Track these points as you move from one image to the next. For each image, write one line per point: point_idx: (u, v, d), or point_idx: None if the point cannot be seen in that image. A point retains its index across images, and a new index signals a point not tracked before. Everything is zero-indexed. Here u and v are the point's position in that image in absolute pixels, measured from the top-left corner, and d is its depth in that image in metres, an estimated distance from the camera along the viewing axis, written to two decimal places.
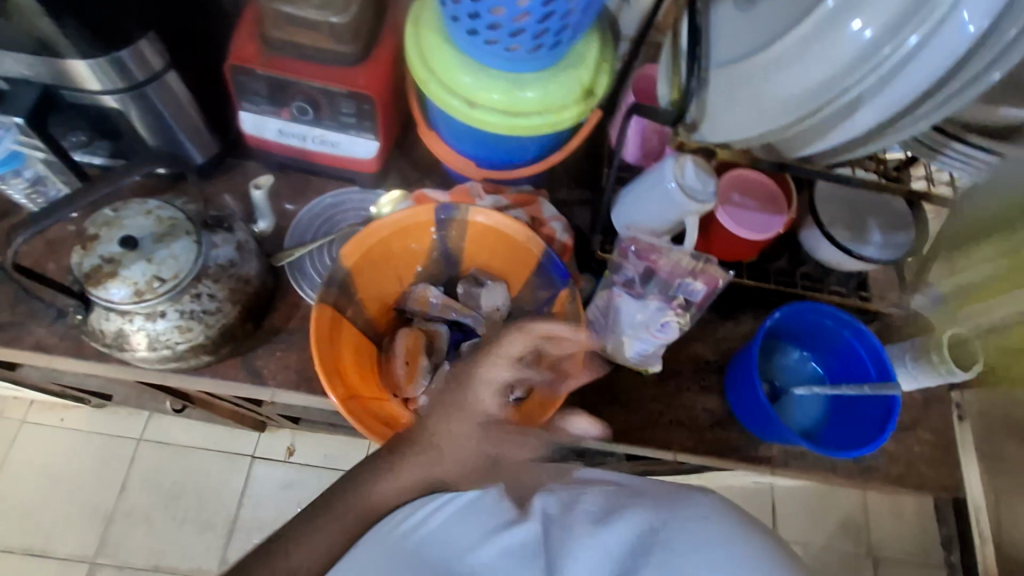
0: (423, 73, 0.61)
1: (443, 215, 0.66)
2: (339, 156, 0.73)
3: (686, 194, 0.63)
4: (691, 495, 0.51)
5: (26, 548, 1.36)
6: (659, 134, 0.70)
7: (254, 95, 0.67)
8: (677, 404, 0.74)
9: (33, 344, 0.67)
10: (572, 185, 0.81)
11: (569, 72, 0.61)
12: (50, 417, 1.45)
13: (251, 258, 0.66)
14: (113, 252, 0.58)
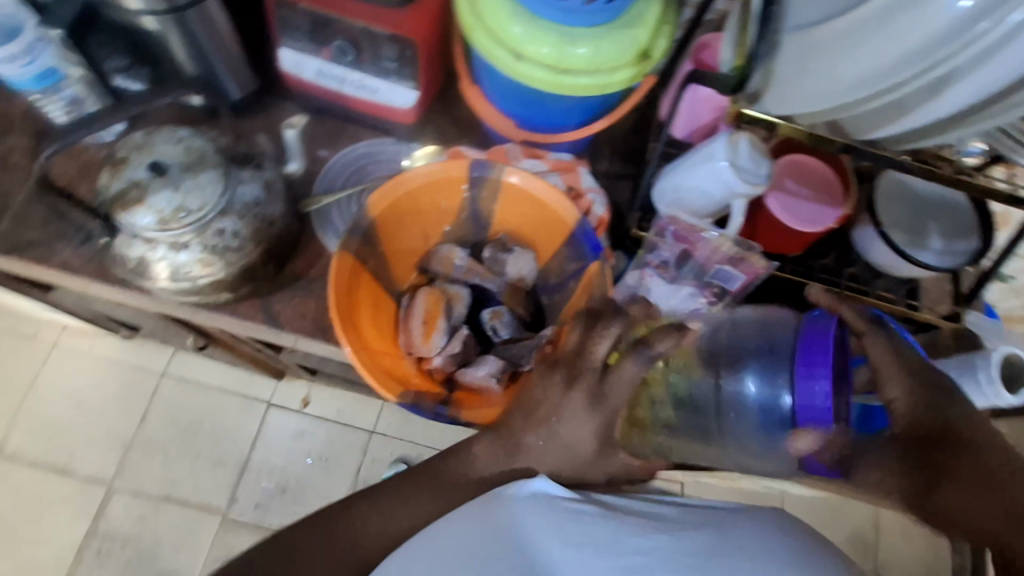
0: (471, 19, 0.58)
1: (477, 173, 0.63)
2: (377, 104, 0.70)
3: (738, 175, 0.59)
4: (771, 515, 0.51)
5: (50, 463, 1.42)
6: (716, 108, 0.65)
7: (296, 31, 0.65)
8: None
9: (60, 264, 0.68)
10: (614, 158, 0.77)
11: (626, 31, 0.57)
12: (80, 342, 1.49)
13: (277, 201, 0.65)
14: (140, 177, 0.57)
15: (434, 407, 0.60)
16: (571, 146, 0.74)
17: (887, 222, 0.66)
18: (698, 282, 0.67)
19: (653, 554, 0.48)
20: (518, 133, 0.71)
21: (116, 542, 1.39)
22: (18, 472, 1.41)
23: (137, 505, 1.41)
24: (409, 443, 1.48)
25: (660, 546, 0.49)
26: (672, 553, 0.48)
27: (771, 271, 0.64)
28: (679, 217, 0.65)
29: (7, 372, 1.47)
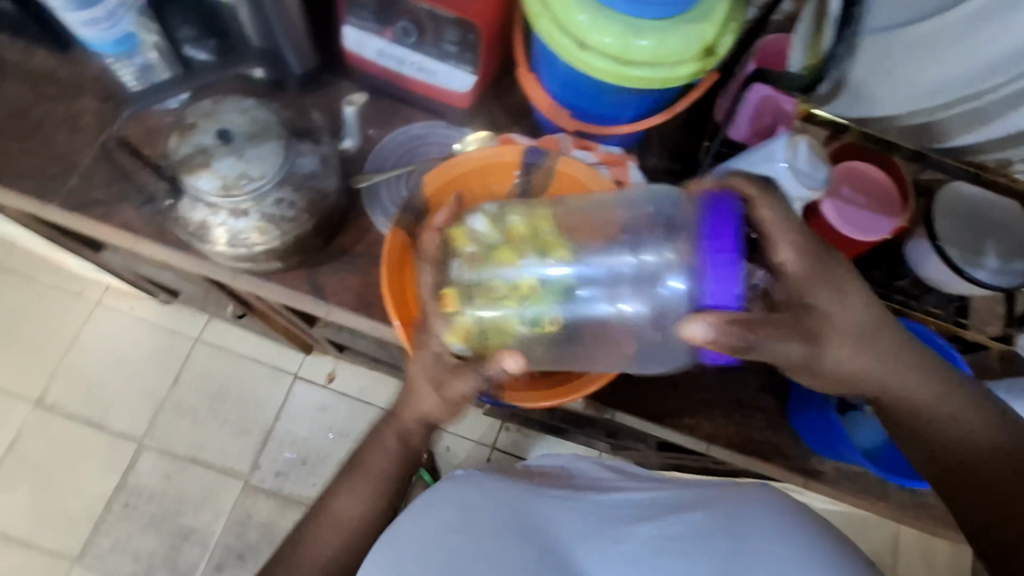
0: (539, 7, 0.59)
1: (530, 160, 0.64)
2: (434, 86, 0.71)
3: (795, 177, 0.58)
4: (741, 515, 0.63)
5: (86, 417, 1.47)
6: (773, 113, 0.66)
7: (363, 10, 0.67)
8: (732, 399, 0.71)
9: (121, 223, 0.70)
10: (662, 156, 0.76)
11: (693, 26, 0.57)
12: (121, 303, 1.55)
13: (331, 175, 0.66)
14: (207, 143, 0.59)
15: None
16: (622, 140, 0.74)
17: (945, 238, 0.64)
18: None
19: (639, 542, 0.64)
20: (570, 122, 0.71)
21: (142, 497, 1.43)
22: (54, 422, 1.47)
23: (164, 462, 1.46)
24: None
25: (648, 531, 0.65)
26: (656, 537, 0.64)
27: None
28: None
29: (52, 326, 1.52)
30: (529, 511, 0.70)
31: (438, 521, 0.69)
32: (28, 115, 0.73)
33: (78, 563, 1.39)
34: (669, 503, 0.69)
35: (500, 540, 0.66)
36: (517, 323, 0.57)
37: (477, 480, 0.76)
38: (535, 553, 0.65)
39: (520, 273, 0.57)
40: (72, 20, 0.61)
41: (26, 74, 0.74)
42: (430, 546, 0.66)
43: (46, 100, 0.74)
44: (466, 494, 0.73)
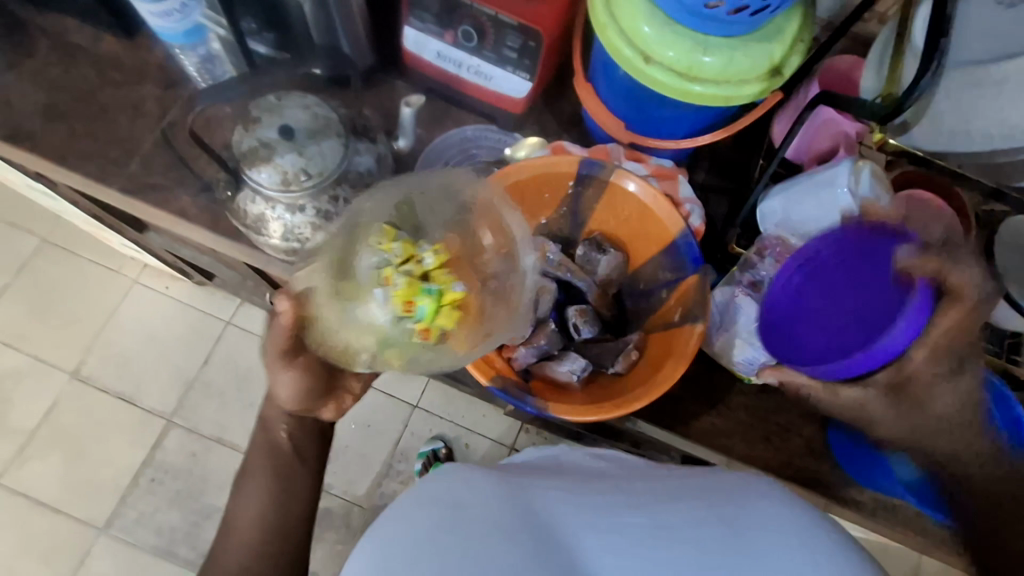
0: (604, 17, 0.59)
1: (585, 171, 0.64)
2: (488, 90, 0.71)
3: (858, 202, 0.59)
4: (752, 497, 0.54)
5: (118, 391, 1.51)
6: (834, 138, 0.65)
7: (425, 12, 0.67)
8: (772, 422, 0.71)
9: (176, 210, 0.71)
10: (712, 171, 0.75)
11: (761, 45, 0.56)
12: (157, 283, 1.58)
13: (385, 174, 0.67)
14: (270, 138, 0.61)
15: (521, 395, 0.62)
16: (674, 154, 0.73)
17: (1004, 273, 0.62)
18: None
19: (629, 530, 0.53)
20: (624, 133, 0.70)
21: (168, 473, 1.47)
22: (88, 394, 1.51)
23: (190, 441, 1.49)
24: (449, 423, 1.50)
25: (641, 518, 0.55)
26: (648, 525, 0.54)
27: None
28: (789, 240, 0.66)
29: (89, 301, 1.56)
30: (519, 501, 0.61)
31: (426, 518, 0.60)
32: (93, 99, 0.75)
33: (103, 533, 1.43)
34: (662, 494, 0.59)
35: (483, 529, 0.56)
36: (371, 335, 0.54)
37: (461, 476, 0.68)
38: (530, 547, 0.53)
39: (383, 288, 0.53)
40: (145, 10, 0.62)
41: (93, 59, 0.76)
42: (406, 549, 0.56)
43: (110, 86, 0.75)
44: (454, 490, 0.64)
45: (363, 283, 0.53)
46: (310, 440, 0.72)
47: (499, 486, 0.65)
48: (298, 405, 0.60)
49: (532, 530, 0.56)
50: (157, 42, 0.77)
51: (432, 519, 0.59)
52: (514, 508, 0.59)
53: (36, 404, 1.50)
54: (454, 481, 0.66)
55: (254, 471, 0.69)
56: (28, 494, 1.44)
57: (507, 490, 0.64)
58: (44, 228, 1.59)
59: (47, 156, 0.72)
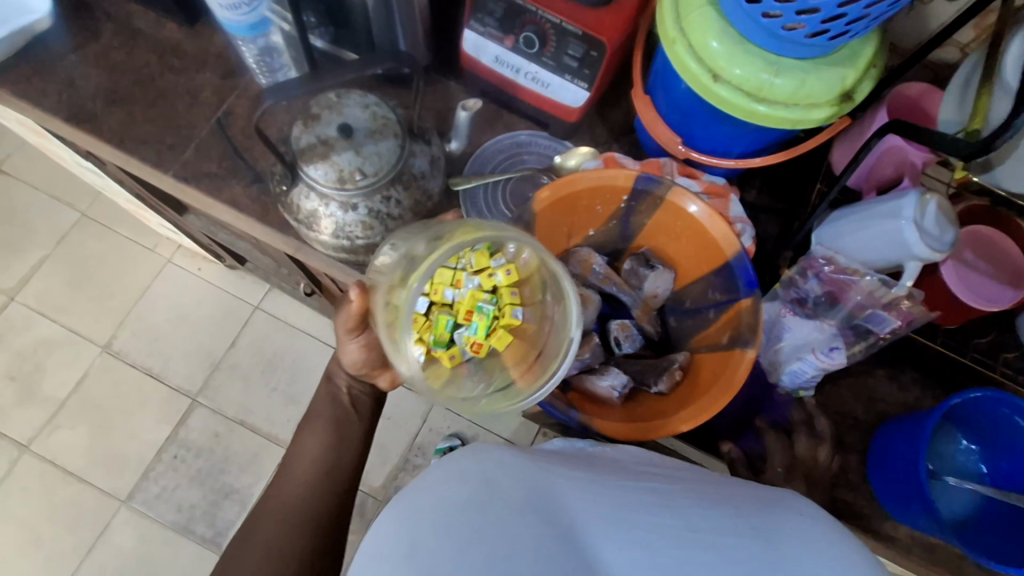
0: (673, 32, 0.58)
1: (641, 186, 0.63)
2: (544, 98, 0.71)
3: (922, 237, 0.56)
4: (789, 516, 0.52)
5: (147, 367, 1.54)
6: (896, 165, 0.64)
7: (487, 16, 0.66)
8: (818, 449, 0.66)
9: (228, 199, 0.72)
10: (763, 190, 0.73)
11: (835, 69, 0.55)
12: (189, 263, 1.60)
13: (437, 176, 0.68)
14: (329, 135, 0.61)
15: (566, 409, 0.61)
16: (726, 171, 0.72)
17: None
18: (846, 324, 0.65)
19: (663, 532, 0.50)
20: (679, 149, 0.68)
21: (191, 451, 1.49)
22: (119, 369, 1.54)
23: (214, 421, 1.51)
24: (467, 421, 1.51)
25: (673, 523, 0.51)
26: (682, 531, 0.50)
27: (928, 317, 0.61)
28: (835, 258, 0.64)
29: (124, 276, 1.59)
30: (540, 483, 0.55)
31: (452, 497, 0.53)
32: (153, 85, 0.76)
33: (125, 505, 1.46)
34: (692, 489, 0.56)
35: (520, 513, 0.51)
36: (430, 334, 0.61)
37: (482, 452, 0.59)
38: (559, 531, 0.49)
39: (452, 292, 0.63)
40: (213, 2, 0.62)
41: (156, 45, 0.77)
42: (434, 537, 0.49)
43: (169, 73, 0.76)
44: (480, 463, 0.57)
45: (436, 287, 0.62)
46: (368, 403, 0.76)
47: (521, 463, 0.59)
48: (362, 367, 0.70)
49: (567, 519, 0.51)
50: (217, 31, 0.78)
51: (460, 493, 0.53)
52: (542, 491, 0.54)
53: (68, 374, 1.53)
54: (466, 454, 0.60)
55: (313, 423, 0.72)
56: (56, 462, 1.48)
57: (530, 469, 0.58)
58: (86, 202, 1.63)
59: (106, 138, 0.74)
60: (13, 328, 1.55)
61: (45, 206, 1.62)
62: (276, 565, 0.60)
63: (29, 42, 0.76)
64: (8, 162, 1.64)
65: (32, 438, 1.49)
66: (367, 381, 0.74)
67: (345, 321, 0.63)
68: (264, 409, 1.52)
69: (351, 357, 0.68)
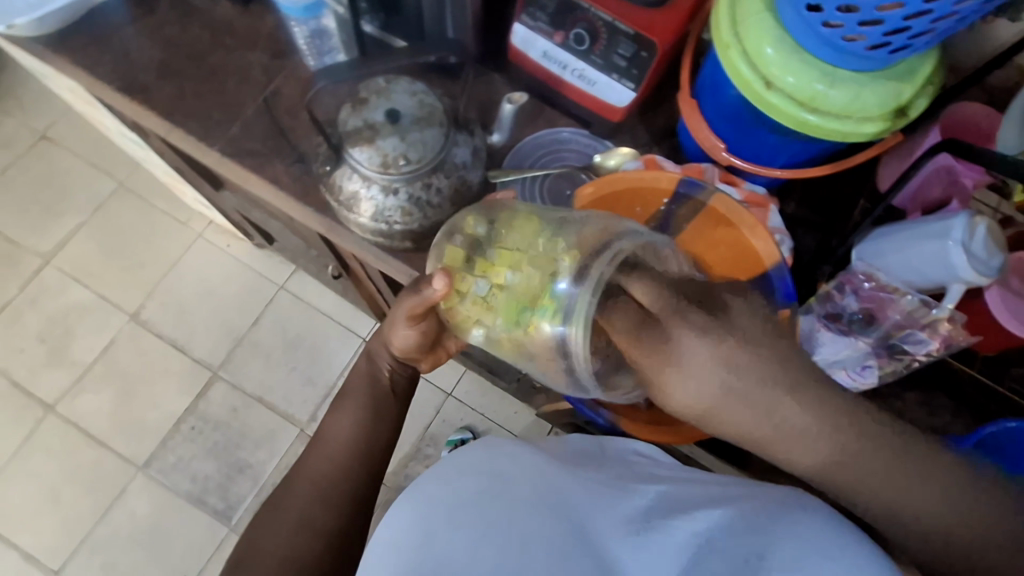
0: (729, 36, 0.57)
1: (684, 189, 0.64)
2: (590, 95, 0.71)
3: (968, 260, 0.55)
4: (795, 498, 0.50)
5: (172, 338, 1.57)
6: (944, 186, 0.63)
7: (539, 10, 0.66)
8: None
9: (270, 177, 0.73)
10: (804, 202, 0.72)
11: (892, 83, 0.54)
12: (219, 239, 1.63)
13: (478, 167, 0.68)
14: (376, 120, 0.62)
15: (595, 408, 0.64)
16: (767, 182, 0.71)
17: None
18: (880, 343, 0.63)
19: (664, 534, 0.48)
20: (723, 155, 0.67)
21: (209, 424, 1.52)
22: (145, 338, 1.57)
23: (233, 396, 1.54)
24: (480, 415, 1.52)
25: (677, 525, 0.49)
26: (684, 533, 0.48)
27: (968, 341, 0.60)
28: (875, 275, 0.62)
29: (155, 248, 1.62)
30: (546, 482, 0.55)
31: (456, 499, 0.54)
32: (204, 61, 0.77)
33: (142, 472, 1.49)
34: (707, 491, 0.54)
35: (519, 514, 0.51)
36: (500, 317, 0.55)
37: (499, 449, 0.61)
38: (561, 526, 0.50)
39: (566, 277, 0.52)
40: None
41: (209, 22, 0.79)
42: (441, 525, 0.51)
43: (221, 49, 0.78)
44: (496, 460, 0.59)
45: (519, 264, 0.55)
46: (405, 384, 0.75)
47: (523, 461, 0.59)
48: (412, 353, 0.68)
49: (569, 519, 0.51)
50: (270, 11, 0.79)
51: (462, 496, 0.54)
52: (544, 489, 0.54)
53: (96, 340, 1.57)
54: (468, 454, 0.60)
55: (349, 402, 0.72)
56: (79, 424, 1.52)
57: (532, 465, 0.58)
58: (124, 173, 1.67)
59: (157, 111, 0.75)
60: (47, 291, 1.59)
61: (85, 174, 1.66)
62: (307, 538, 0.61)
63: (90, 12, 0.78)
64: (53, 130, 1.69)
65: (58, 400, 1.53)
66: (409, 365, 0.73)
67: (409, 310, 0.60)
68: (282, 388, 1.54)
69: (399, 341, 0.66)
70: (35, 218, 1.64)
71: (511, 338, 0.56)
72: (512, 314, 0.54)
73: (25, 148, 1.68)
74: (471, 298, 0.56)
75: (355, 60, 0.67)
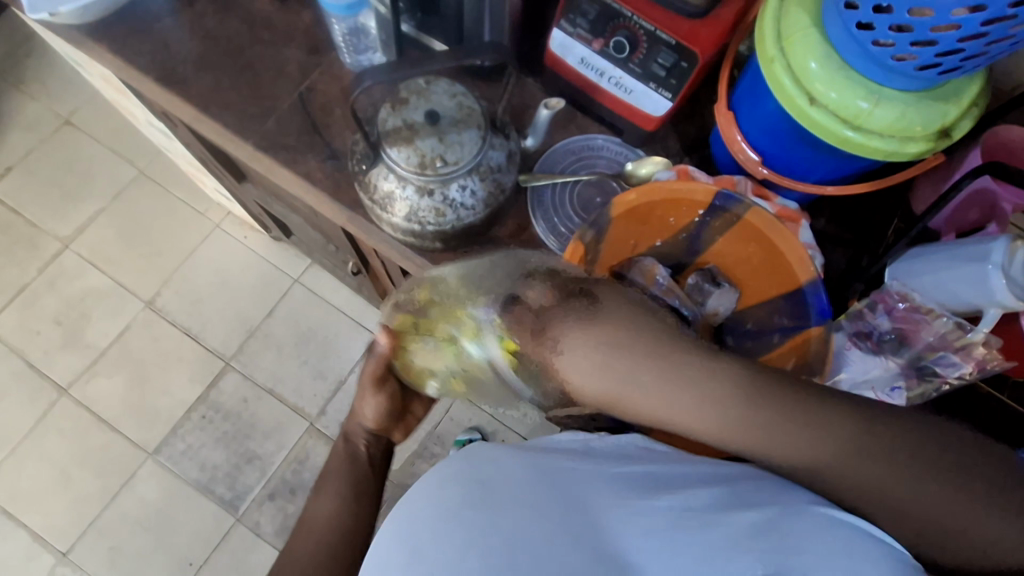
0: (773, 51, 0.57)
1: (720, 203, 0.63)
2: (626, 103, 0.70)
3: (1008, 285, 0.55)
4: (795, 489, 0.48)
5: (185, 326, 1.58)
6: (982, 208, 0.62)
7: (580, 17, 0.66)
8: None
9: (303, 172, 0.74)
10: (836, 219, 0.72)
11: (938, 104, 0.54)
12: (236, 231, 1.64)
13: (512, 170, 0.68)
14: (415, 120, 0.62)
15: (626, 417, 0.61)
16: (800, 197, 0.70)
17: None
18: (910, 364, 0.62)
19: (656, 516, 0.45)
20: (760, 170, 0.67)
21: (219, 413, 1.53)
22: (159, 325, 1.58)
23: (244, 386, 1.54)
24: (488, 416, 1.52)
25: (667, 505, 0.46)
26: (676, 512, 0.45)
27: (1004, 366, 0.59)
28: (910, 296, 0.62)
29: (173, 236, 1.63)
30: (543, 477, 0.50)
31: (452, 509, 0.48)
32: (241, 55, 0.78)
33: (151, 458, 1.50)
34: (690, 466, 0.51)
35: (524, 514, 0.46)
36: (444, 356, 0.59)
37: (472, 451, 0.55)
38: (570, 524, 0.45)
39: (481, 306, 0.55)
40: None
41: (247, 16, 0.79)
42: (433, 540, 0.46)
43: (258, 44, 0.78)
44: (481, 461, 0.53)
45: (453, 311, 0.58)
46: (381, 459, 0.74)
47: (508, 456, 0.53)
48: (384, 421, 0.72)
49: (580, 519, 0.46)
50: (307, 8, 0.80)
51: (457, 507, 0.48)
52: (543, 487, 0.49)
53: (111, 325, 1.58)
54: (449, 458, 0.54)
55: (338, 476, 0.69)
56: (91, 408, 1.52)
57: (520, 461, 0.52)
58: (145, 161, 1.68)
59: (193, 101, 0.76)
60: (66, 273, 1.60)
61: (107, 160, 1.67)
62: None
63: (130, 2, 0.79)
64: (76, 115, 1.70)
65: (71, 382, 1.54)
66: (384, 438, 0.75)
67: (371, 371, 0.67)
68: (292, 380, 1.55)
69: (372, 409, 0.70)
70: (56, 202, 1.65)
71: (461, 375, 0.60)
72: (446, 354, 0.59)
73: (48, 132, 1.69)
74: (414, 354, 0.62)
75: (394, 62, 0.67)
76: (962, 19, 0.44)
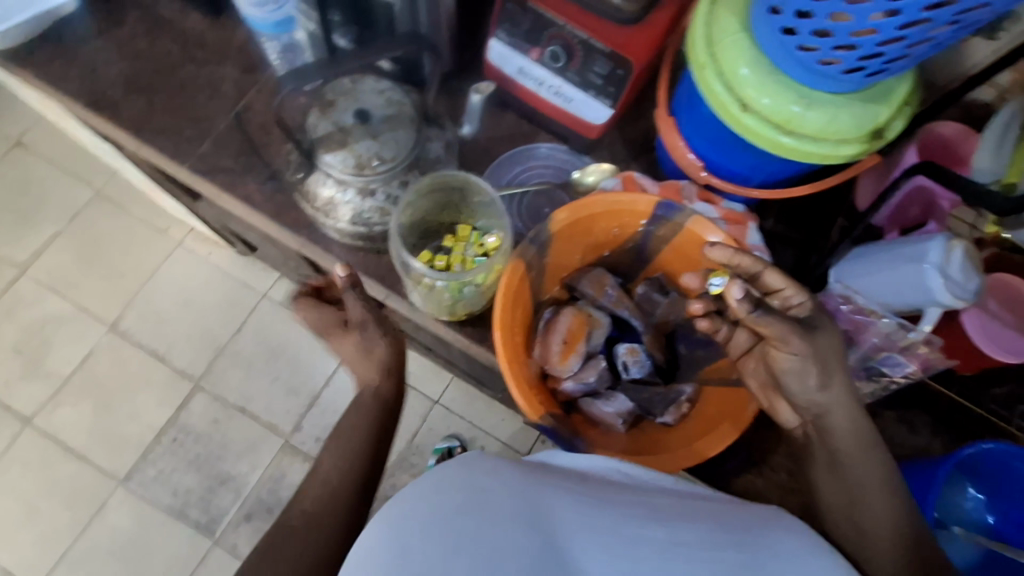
0: (703, 57, 0.56)
1: (661, 212, 0.62)
2: (568, 112, 0.70)
3: (946, 284, 0.55)
4: (781, 531, 0.47)
5: (152, 348, 1.54)
6: (922, 206, 0.64)
7: (515, 27, 0.65)
8: None
9: (242, 195, 0.72)
10: (786, 220, 0.71)
11: (869, 105, 0.53)
12: (200, 248, 1.60)
13: (451, 161, 0.69)
14: (346, 122, 0.62)
15: (571, 439, 0.62)
16: (746, 199, 0.70)
17: None
18: (860, 366, 0.62)
19: (645, 548, 0.43)
20: (702, 175, 0.67)
21: (190, 436, 1.50)
22: (124, 349, 1.54)
23: (214, 407, 1.51)
24: (467, 423, 1.50)
25: (655, 535, 0.44)
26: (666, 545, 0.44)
27: (947, 364, 0.60)
28: (853, 298, 0.61)
29: (134, 256, 1.59)
30: (535, 497, 0.46)
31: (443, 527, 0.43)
32: (174, 75, 0.75)
33: (122, 486, 1.46)
34: (676, 500, 0.50)
35: (520, 543, 0.42)
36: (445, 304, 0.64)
37: (469, 461, 0.50)
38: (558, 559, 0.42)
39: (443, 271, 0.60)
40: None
41: (179, 35, 0.77)
42: (420, 536, 0.43)
43: (191, 63, 0.76)
44: (477, 474, 0.48)
45: (456, 242, 0.65)
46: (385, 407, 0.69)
47: (506, 475, 0.49)
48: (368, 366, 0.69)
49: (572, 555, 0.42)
50: (240, 24, 0.77)
51: (447, 529, 0.43)
52: (538, 511, 0.45)
53: (74, 351, 1.54)
54: (440, 470, 0.49)
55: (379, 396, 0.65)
56: (57, 437, 1.49)
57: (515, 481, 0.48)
58: (102, 180, 1.63)
59: (125, 126, 0.74)
60: (23, 301, 1.56)
61: (61, 181, 1.63)
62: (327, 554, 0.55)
63: (54, 25, 0.76)
64: (27, 136, 1.65)
65: (35, 413, 1.50)
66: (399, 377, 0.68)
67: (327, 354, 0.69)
68: (265, 397, 1.52)
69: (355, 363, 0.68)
70: (11, 226, 1.60)
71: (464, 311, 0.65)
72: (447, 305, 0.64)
73: None
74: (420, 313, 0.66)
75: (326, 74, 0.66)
76: (879, 23, 0.43)
